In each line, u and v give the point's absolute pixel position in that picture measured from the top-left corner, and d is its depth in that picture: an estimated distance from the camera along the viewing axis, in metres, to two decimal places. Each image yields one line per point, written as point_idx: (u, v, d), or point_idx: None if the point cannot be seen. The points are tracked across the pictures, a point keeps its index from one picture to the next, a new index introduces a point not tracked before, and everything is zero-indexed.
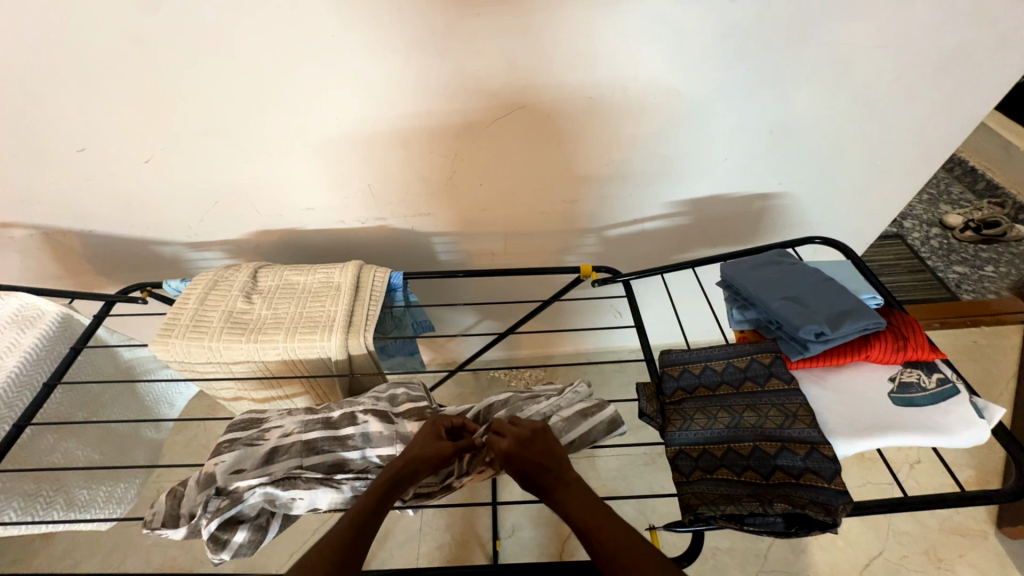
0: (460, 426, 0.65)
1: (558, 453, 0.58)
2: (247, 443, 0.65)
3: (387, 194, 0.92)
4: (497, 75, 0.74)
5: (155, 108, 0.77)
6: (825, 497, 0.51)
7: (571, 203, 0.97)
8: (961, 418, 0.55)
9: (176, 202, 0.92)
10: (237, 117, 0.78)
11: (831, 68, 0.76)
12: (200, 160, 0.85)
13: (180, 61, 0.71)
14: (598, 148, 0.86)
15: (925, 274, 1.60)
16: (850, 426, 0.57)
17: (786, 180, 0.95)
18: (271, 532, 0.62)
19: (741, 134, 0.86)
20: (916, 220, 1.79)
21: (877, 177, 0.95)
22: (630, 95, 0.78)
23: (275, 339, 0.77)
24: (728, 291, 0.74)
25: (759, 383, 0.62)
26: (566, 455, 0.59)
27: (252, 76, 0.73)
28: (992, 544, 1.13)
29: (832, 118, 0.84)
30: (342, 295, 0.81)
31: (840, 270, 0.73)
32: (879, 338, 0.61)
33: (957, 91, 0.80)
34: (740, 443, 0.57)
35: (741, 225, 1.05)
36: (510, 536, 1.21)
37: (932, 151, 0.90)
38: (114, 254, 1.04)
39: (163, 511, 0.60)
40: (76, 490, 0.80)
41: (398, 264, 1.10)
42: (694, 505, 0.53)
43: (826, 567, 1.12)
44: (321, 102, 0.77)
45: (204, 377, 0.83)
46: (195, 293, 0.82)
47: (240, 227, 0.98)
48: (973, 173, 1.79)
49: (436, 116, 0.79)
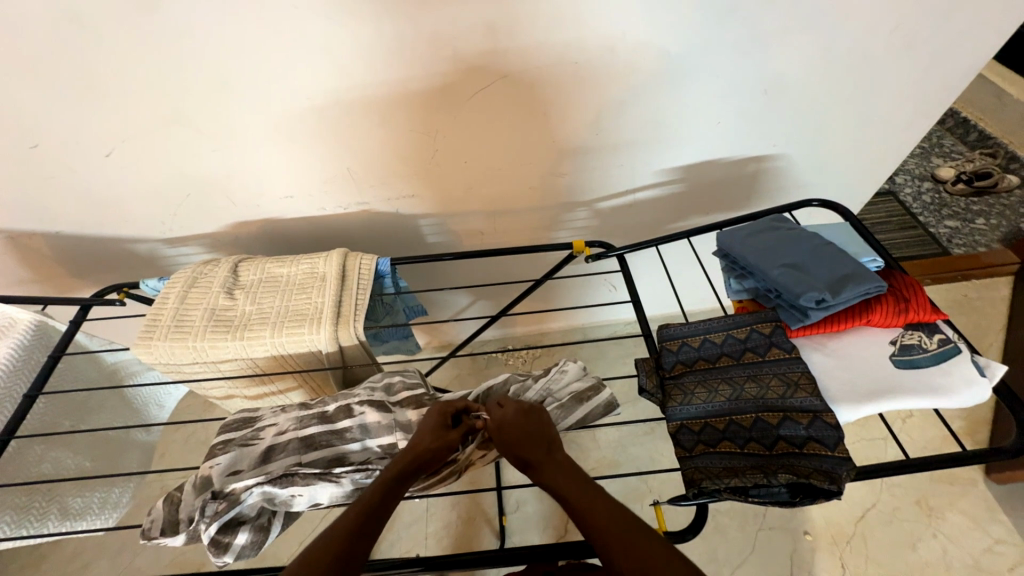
0: (467, 413, 0.63)
1: (550, 438, 0.57)
2: (241, 444, 0.63)
3: (367, 176, 0.88)
4: (474, 39, 0.69)
5: (109, 96, 0.71)
6: (829, 465, 0.51)
7: (560, 175, 0.93)
8: (963, 377, 0.55)
9: (145, 197, 0.87)
10: (199, 102, 0.73)
11: (829, 18, 0.72)
12: (164, 151, 0.80)
13: (130, 43, 0.65)
14: (587, 115, 0.82)
15: (916, 231, 1.60)
16: (852, 392, 0.56)
17: (780, 142, 0.92)
18: (273, 531, 0.61)
19: (734, 94, 0.82)
20: (909, 175, 1.77)
21: (874, 132, 0.92)
22: (618, 56, 0.74)
23: (262, 335, 0.74)
24: (725, 260, 0.72)
25: (760, 353, 0.61)
26: (557, 435, 0.59)
27: (212, 58, 0.68)
28: (981, 490, 1.17)
29: (830, 73, 0.80)
30: (328, 285, 0.78)
31: (839, 233, 0.71)
32: (880, 302, 0.60)
33: (958, 39, 0.76)
34: (742, 415, 0.56)
35: (734, 191, 1.02)
36: (515, 511, 1.23)
37: (930, 103, 0.87)
38: (86, 255, 0.99)
39: (161, 519, 0.58)
40: (70, 499, 0.79)
41: (385, 249, 1.06)
42: (698, 480, 0.53)
43: (822, 521, 1.15)
44: (288, 80, 0.72)
45: (191, 378, 0.80)
46: (174, 291, 0.79)
47: (216, 219, 0.94)
48: (966, 124, 1.76)
49: (413, 89, 0.74)
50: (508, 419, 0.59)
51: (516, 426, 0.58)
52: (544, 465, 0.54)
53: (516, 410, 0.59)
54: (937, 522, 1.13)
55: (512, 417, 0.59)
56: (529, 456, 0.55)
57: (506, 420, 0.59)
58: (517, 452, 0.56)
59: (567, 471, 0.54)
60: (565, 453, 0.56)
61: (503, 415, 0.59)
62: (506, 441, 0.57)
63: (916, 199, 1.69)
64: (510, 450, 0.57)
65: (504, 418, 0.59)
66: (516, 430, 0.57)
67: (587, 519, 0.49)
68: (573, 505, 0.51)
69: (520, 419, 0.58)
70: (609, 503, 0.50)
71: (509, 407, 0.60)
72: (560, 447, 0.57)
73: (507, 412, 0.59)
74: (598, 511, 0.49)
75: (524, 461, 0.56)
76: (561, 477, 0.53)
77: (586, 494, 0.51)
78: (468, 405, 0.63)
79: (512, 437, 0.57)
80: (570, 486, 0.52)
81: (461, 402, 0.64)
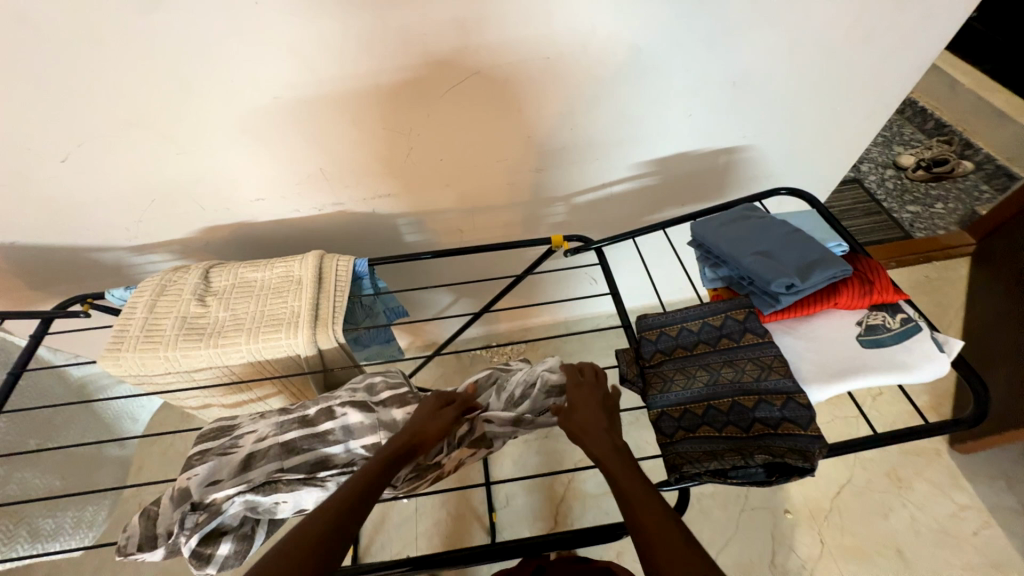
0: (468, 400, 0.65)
1: (609, 419, 0.58)
2: (219, 453, 0.62)
3: (341, 175, 0.87)
4: (445, 35, 0.69)
5: (63, 100, 0.68)
6: (802, 443, 0.53)
7: (536, 170, 0.94)
8: (923, 353, 0.57)
9: (107, 203, 0.84)
10: (161, 103, 0.71)
11: (789, 12, 0.74)
12: (126, 155, 0.77)
13: (83, 43, 0.62)
14: (561, 111, 0.83)
15: (881, 216, 1.67)
16: (822, 372, 0.59)
17: (750, 133, 0.94)
18: (257, 539, 0.60)
19: (704, 87, 0.84)
20: (872, 163, 1.83)
21: (837, 123, 0.96)
22: (589, 52, 0.75)
23: (237, 342, 0.72)
24: (699, 250, 0.73)
25: (734, 339, 0.62)
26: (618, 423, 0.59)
27: (172, 57, 0.66)
28: (946, 461, 1.23)
29: (792, 66, 0.83)
30: (305, 288, 0.76)
31: (806, 221, 0.74)
32: (846, 285, 0.62)
33: (910, 31, 0.80)
34: (720, 400, 0.58)
35: (708, 182, 1.04)
36: (505, 507, 1.24)
37: (888, 93, 0.90)
38: (45, 266, 0.94)
39: (138, 534, 0.56)
40: (40, 521, 0.77)
41: (362, 250, 1.04)
42: (679, 465, 0.54)
43: (801, 499, 1.19)
44: (256, 79, 0.70)
45: (164, 389, 0.78)
46: (142, 300, 0.76)
47: (184, 225, 0.91)
48: (923, 113, 1.84)
49: (385, 87, 0.74)
50: (580, 394, 0.60)
51: (582, 401, 0.59)
52: (596, 437, 0.55)
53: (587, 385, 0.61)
54: (908, 493, 1.19)
55: (582, 392, 0.60)
56: (586, 429, 0.56)
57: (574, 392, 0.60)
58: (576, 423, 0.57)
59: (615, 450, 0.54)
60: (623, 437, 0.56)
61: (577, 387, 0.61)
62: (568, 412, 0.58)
63: (880, 186, 1.76)
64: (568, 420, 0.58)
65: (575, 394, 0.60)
66: (581, 404, 0.59)
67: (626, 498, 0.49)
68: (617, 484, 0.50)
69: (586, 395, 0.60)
70: (647, 491, 0.49)
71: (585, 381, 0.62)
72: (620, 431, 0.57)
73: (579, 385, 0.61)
74: (637, 493, 0.49)
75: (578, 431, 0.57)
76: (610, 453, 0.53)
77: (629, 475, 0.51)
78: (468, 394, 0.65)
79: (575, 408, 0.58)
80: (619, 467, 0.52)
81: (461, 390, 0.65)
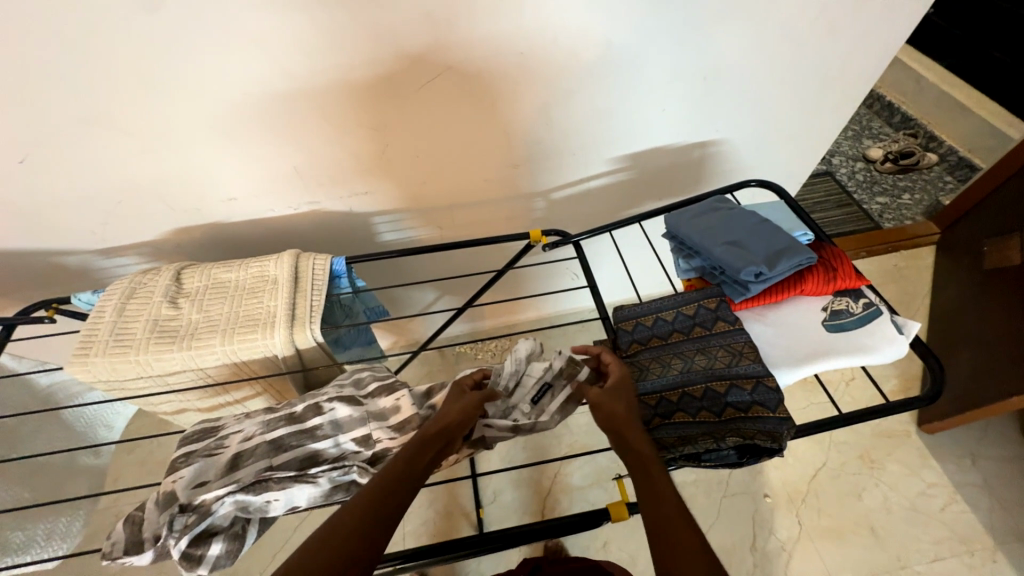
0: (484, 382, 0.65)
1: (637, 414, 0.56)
2: (205, 454, 0.60)
3: (316, 173, 0.86)
4: (416, 30, 0.68)
5: (18, 99, 0.65)
6: (771, 425, 0.55)
7: (514, 166, 0.94)
8: (884, 336, 0.60)
9: (71, 206, 0.81)
10: (124, 100, 0.69)
11: (754, 8, 0.76)
12: (88, 154, 0.74)
13: (37, 38, 0.60)
14: (536, 107, 0.83)
15: (852, 207, 1.72)
16: (790, 356, 0.61)
17: (722, 126, 0.96)
18: (249, 539, 0.57)
19: (676, 81, 0.85)
20: (843, 156, 1.88)
21: (806, 116, 0.98)
22: (562, 48, 0.75)
23: (212, 343, 0.71)
24: (673, 241, 0.75)
25: (707, 327, 0.64)
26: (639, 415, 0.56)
27: (132, 52, 0.64)
28: (915, 441, 1.28)
29: (759, 61, 0.85)
30: (281, 287, 0.75)
31: (775, 211, 0.76)
32: (812, 272, 0.65)
33: (871, 25, 0.82)
34: (693, 386, 0.59)
35: (684, 175, 1.06)
36: (492, 502, 1.24)
37: (853, 86, 0.93)
38: (5, 271, 0.91)
39: (123, 540, 0.55)
40: (11, 534, 0.78)
41: (340, 248, 1.03)
42: (655, 450, 0.55)
43: (780, 483, 1.23)
44: (222, 74, 0.68)
45: (137, 394, 0.76)
46: (111, 304, 0.74)
47: (154, 226, 0.88)
48: (890, 107, 1.90)
49: (357, 82, 0.73)
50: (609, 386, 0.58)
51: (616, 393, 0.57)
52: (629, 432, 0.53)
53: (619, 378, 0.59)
54: (879, 473, 1.23)
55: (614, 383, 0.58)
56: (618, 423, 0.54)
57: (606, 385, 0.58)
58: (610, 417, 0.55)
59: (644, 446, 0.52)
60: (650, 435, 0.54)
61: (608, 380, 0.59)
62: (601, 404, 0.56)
63: (850, 178, 1.81)
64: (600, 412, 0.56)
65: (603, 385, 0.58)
66: (614, 397, 0.57)
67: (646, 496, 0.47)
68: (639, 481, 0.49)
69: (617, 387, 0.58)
70: (670, 488, 0.47)
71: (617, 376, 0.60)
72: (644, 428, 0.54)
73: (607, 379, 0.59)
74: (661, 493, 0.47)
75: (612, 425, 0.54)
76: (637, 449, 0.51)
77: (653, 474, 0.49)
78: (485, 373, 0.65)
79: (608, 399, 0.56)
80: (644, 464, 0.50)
81: (477, 371, 0.66)
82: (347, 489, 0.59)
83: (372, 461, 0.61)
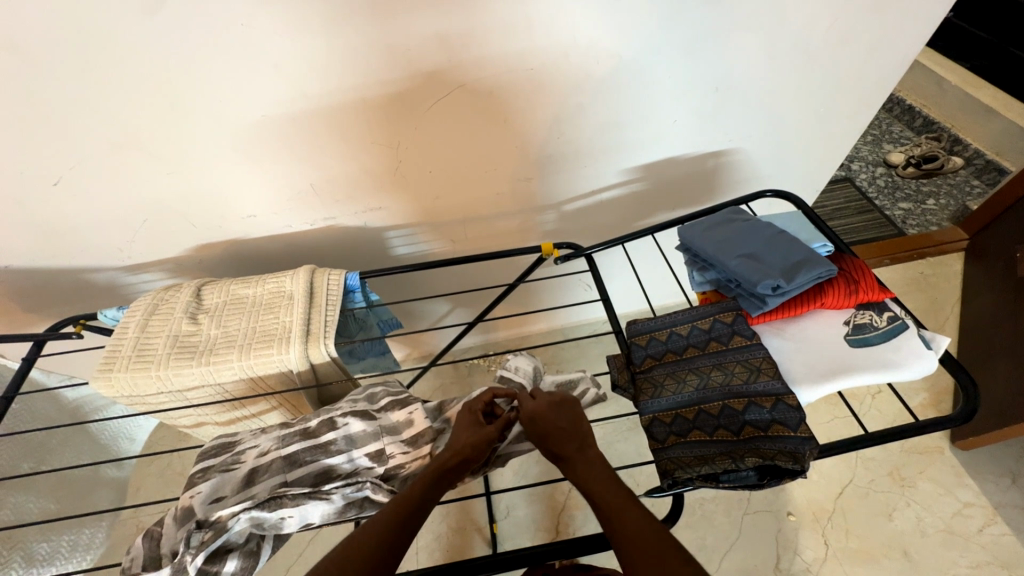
0: (498, 406, 0.63)
1: (584, 432, 0.56)
2: (221, 470, 0.61)
3: (332, 190, 0.88)
4: (428, 49, 0.70)
5: (52, 125, 0.69)
6: (793, 445, 0.53)
7: (526, 180, 0.95)
8: (911, 351, 0.58)
9: (102, 224, 0.85)
10: (147, 125, 0.72)
11: (766, 17, 0.76)
12: (118, 176, 0.78)
13: (78, 70, 0.64)
14: (548, 121, 0.84)
15: (873, 214, 1.68)
16: (811, 373, 0.59)
17: (736, 136, 0.95)
18: (264, 555, 0.58)
19: (688, 92, 0.85)
20: (862, 161, 1.84)
21: (822, 123, 0.96)
22: (571, 61, 0.76)
23: (229, 359, 0.72)
24: (687, 254, 0.74)
25: (723, 342, 0.62)
26: (589, 430, 0.57)
27: (155, 79, 0.67)
28: (947, 457, 1.22)
29: (774, 69, 0.84)
30: (296, 303, 0.76)
31: (793, 222, 0.75)
32: (832, 285, 0.63)
33: (889, 32, 0.81)
34: (710, 404, 0.58)
35: (697, 184, 1.04)
36: (506, 517, 1.23)
37: (870, 94, 0.91)
38: (39, 289, 0.95)
39: (141, 555, 0.55)
40: (35, 545, 0.82)
41: (355, 263, 1.05)
42: (671, 470, 0.54)
43: (804, 501, 1.18)
44: (241, 98, 0.71)
45: (157, 408, 0.78)
46: (134, 320, 0.76)
47: (177, 243, 0.91)
48: (910, 111, 1.85)
49: (370, 101, 0.75)
50: (542, 413, 0.57)
51: (552, 416, 0.57)
52: (577, 463, 0.54)
53: (552, 406, 0.58)
54: (910, 491, 1.18)
55: (546, 412, 0.57)
56: (561, 451, 0.55)
57: (538, 415, 0.57)
58: (550, 446, 0.56)
59: (597, 466, 0.53)
60: (598, 452, 0.55)
61: (535, 408, 0.57)
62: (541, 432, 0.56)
63: (871, 183, 1.77)
64: (541, 443, 0.56)
65: (537, 413, 0.57)
66: (556, 421, 0.57)
67: (609, 517, 0.49)
68: (597, 503, 0.50)
69: (554, 414, 0.57)
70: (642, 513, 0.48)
71: (542, 401, 0.58)
72: (593, 443, 0.56)
73: (541, 406, 0.58)
74: (622, 509, 0.49)
75: (557, 455, 0.55)
76: (597, 479, 0.52)
77: (613, 492, 0.50)
78: (498, 397, 0.62)
79: (548, 427, 0.56)
80: (599, 486, 0.51)
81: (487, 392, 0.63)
82: (361, 506, 0.58)
83: (385, 477, 0.61)
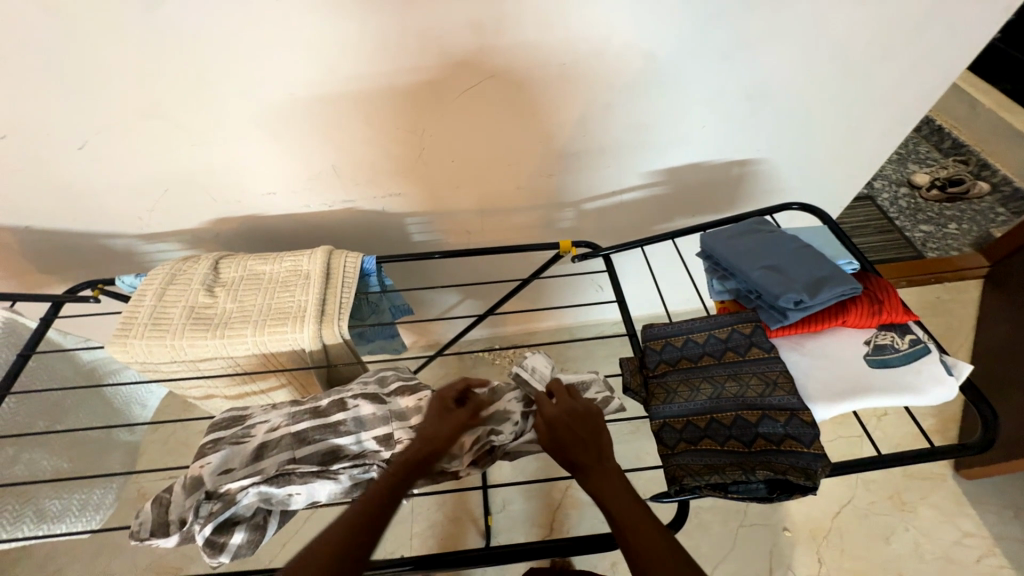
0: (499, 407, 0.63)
1: (602, 442, 0.56)
2: (232, 442, 0.62)
3: (353, 173, 0.87)
4: (461, 36, 0.69)
5: (84, 88, 0.69)
6: (806, 461, 0.52)
7: (548, 175, 0.94)
8: (932, 376, 0.57)
9: (124, 191, 0.85)
10: (176, 95, 0.72)
11: (808, 27, 0.74)
12: (143, 144, 0.78)
13: (114, 36, 0.64)
14: (575, 117, 0.83)
15: (893, 234, 1.65)
16: (827, 391, 0.58)
17: (764, 146, 0.94)
18: (270, 529, 0.59)
19: (721, 97, 0.83)
20: (885, 180, 1.81)
21: (853, 139, 0.95)
22: (605, 59, 0.75)
23: (243, 333, 0.73)
24: (708, 261, 0.73)
25: (740, 353, 0.62)
26: (609, 441, 0.56)
27: (187, 49, 0.66)
28: (950, 485, 1.21)
29: (810, 80, 0.82)
30: (312, 283, 0.77)
31: (818, 236, 0.73)
32: (855, 303, 0.62)
33: (933, 50, 0.79)
34: (723, 413, 0.57)
35: (719, 192, 1.03)
36: (501, 510, 1.24)
37: (906, 112, 0.90)
38: (58, 251, 0.96)
39: (151, 520, 0.56)
40: (46, 502, 0.83)
41: (370, 247, 1.05)
42: (679, 477, 0.54)
43: (801, 517, 1.18)
44: (271, 74, 0.71)
45: (169, 377, 0.79)
46: (152, 288, 0.77)
47: (196, 214, 0.91)
48: (940, 132, 1.82)
49: (399, 87, 0.74)
50: (561, 419, 0.57)
51: (571, 424, 0.56)
52: (595, 474, 0.53)
53: (568, 413, 0.58)
54: (910, 516, 1.17)
55: (565, 420, 0.57)
56: (580, 460, 0.54)
57: (557, 421, 0.57)
58: (568, 454, 0.54)
59: (614, 479, 0.52)
60: (616, 463, 0.54)
61: (556, 414, 0.57)
62: (557, 438, 0.56)
63: (893, 203, 1.74)
64: (557, 449, 0.56)
65: (556, 419, 0.57)
66: (575, 429, 0.56)
67: (624, 532, 0.48)
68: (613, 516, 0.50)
69: (574, 423, 0.56)
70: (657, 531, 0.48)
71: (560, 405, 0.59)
72: (611, 456, 0.55)
73: (560, 413, 0.57)
74: (639, 525, 0.48)
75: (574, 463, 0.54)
76: (614, 491, 0.51)
77: (630, 506, 0.50)
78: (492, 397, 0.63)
79: (566, 433, 0.56)
80: (616, 499, 0.51)
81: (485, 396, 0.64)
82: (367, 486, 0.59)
83: None
